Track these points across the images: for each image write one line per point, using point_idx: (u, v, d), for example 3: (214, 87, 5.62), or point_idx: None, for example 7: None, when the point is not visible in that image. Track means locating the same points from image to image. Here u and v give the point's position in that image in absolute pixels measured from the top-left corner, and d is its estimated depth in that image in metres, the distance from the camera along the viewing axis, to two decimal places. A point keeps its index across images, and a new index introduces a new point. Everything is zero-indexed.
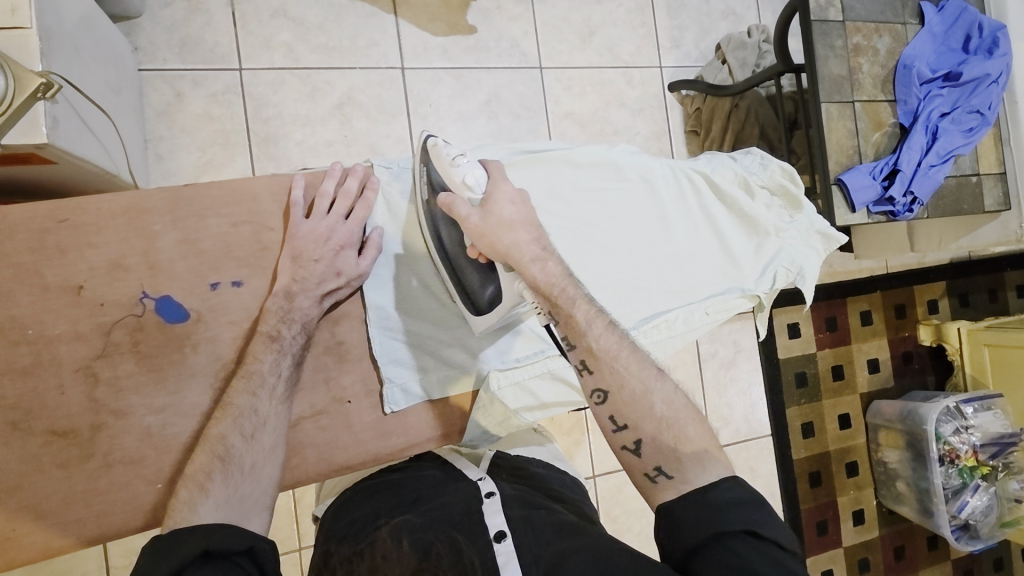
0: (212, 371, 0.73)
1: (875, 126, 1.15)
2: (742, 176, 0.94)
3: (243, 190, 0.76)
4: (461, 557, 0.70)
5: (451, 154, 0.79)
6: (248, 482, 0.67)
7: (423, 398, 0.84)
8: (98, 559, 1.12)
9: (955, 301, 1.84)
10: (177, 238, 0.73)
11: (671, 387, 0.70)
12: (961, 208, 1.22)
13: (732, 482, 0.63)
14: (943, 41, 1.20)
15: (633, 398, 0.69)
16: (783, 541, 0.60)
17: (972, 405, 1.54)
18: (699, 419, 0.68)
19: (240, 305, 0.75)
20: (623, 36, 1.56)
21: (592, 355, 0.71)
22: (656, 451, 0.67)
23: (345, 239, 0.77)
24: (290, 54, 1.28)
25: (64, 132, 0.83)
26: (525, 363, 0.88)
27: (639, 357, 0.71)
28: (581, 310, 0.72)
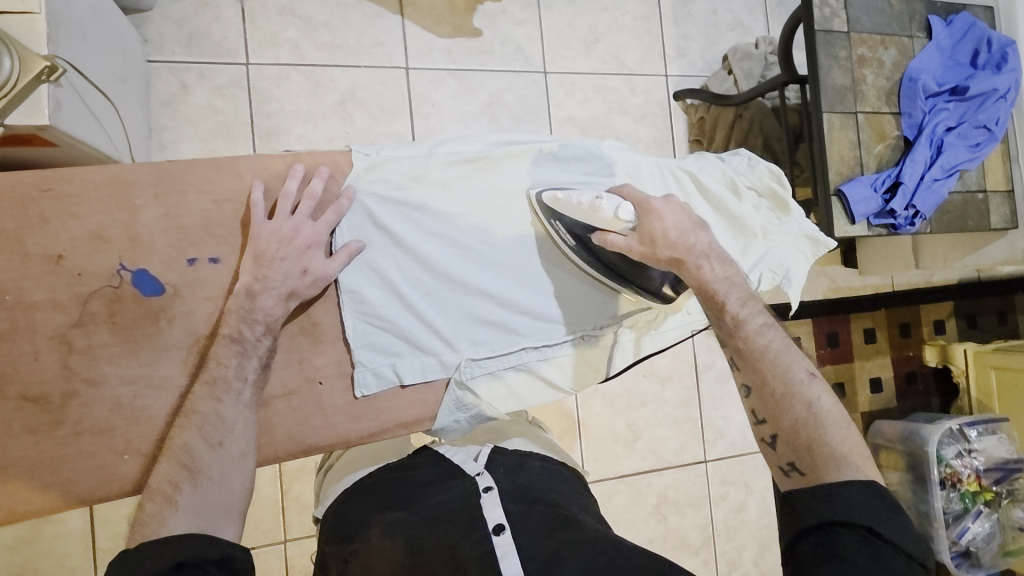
0: (184, 346, 0.73)
1: (878, 139, 1.14)
2: (730, 177, 0.92)
3: (226, 167, 0.75)
4: (452, 549, 0.69)
5: (585, 200, 0.79)
6: (217, 491, 0.66)
7: (396, 384, 0.83)
8: (84, 542, 1.12)
9: (962, 322, 1.81)
10: (159, 212, 0.72)
11: (824, 389, 0.74)
12: (965, 225, 1.19)
13: (867, 484, 0.64)
14: (951, 55, 1.18)
15: (773, 396, 0.74)
16: (905, 547, 0.61)
17: (975, 428, 1.50)
18: (849, 426, 0.72)
19: (217, 281, 0.74)
20: (629, 44, 1.56)
21: (741, 353, 0.77)
22: (788, 449, 0.72)
23: (313, 238, 0.75)
24: (295, 50, 1.29)
25: (66, 115, 0.83)
26: (501, 354, 0.86)
27: (793, 360, 0.76)
28: (742, 311, 0.78)
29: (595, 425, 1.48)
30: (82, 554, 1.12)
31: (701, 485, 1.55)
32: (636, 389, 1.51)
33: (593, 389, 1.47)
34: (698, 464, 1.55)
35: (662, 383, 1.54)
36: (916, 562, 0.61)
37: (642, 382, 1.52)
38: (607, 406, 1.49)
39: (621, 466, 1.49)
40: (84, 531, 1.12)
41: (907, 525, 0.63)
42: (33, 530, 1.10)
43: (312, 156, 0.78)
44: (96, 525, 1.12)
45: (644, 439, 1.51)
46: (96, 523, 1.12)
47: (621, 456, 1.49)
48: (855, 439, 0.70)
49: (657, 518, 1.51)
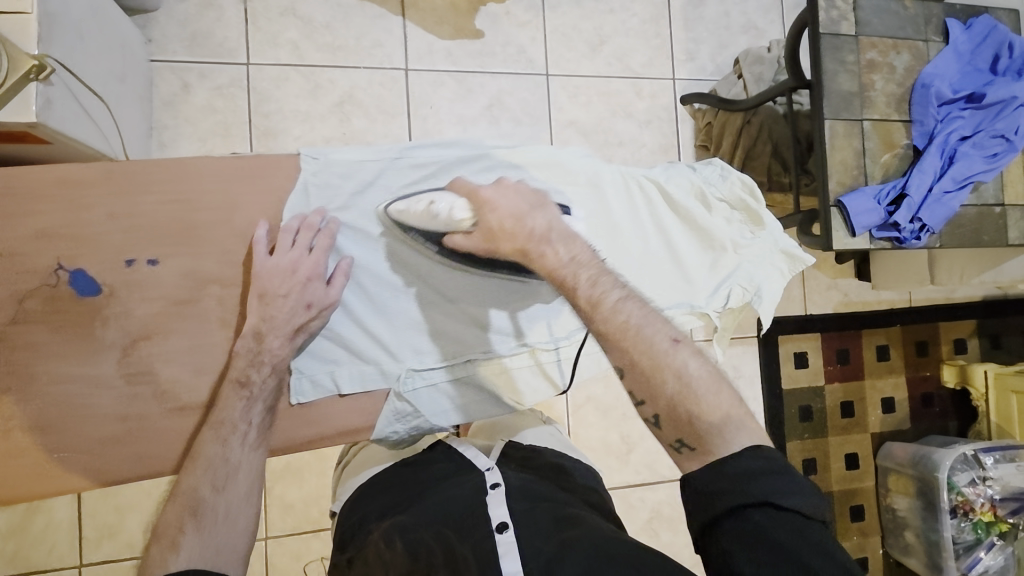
0: (120, 347, 0.70)
1: (885, 147, 1.08)
2: (699, 188, 0.89)
3: (174, 167, 0.72)
4: (453, 554, 0.68)
5: (420, 207, 0.73)
6: (222, 534, 0.68)
7: (334, 393, 0.77)
8: (72, 529, 1.16)
9: (986, 342, 1.72)
10: (106, 212, 0.69)
11: (693, 352, 0.68)
12: (979, 240, 1.13)
13: (755, 451, 0.61)
14: (969, 61, 1.12)
15: (646, 377, 0.67)
16: (805, 509, 0.58)
17: (991, 455, 1.41)
18: (724, 385, 0.66)
19: (159, 283, 0.71)
20: (635, 47, 1.53)
21: (603, 340, 0.68)
22: (671, 426, 0.66)
23: (313, 270, 0.72)
24: (296, 51, 1.31)
25: (57, 112, 0.85)
26: (446, 365, 0.81)
27: (661, 330, 0.68)
28: (595, 291, 0.70)
29: (587, 434, 1.45)
30: (70, 540, 1.15)
31: None
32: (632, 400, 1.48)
33: (586, 398, 1.45)
34: None
35: None
36: (817, 520, 0.59)
37: None
38: (601, 417, 1.46)
39: (612, 478, 1.46)
40: (72, 520, 1.16)
41: (803, 481, 0.61)
42: (25, 517, 1.14)
43: (264, 160, 0.75)
44: (83, 517, 1.16)
45: (639, 452, 1.47)
46: (84, 514, 1.16)
47: (613, 467, 1.46)
48: (732, 400, 0.65)
49: (648, 533, 1.47)
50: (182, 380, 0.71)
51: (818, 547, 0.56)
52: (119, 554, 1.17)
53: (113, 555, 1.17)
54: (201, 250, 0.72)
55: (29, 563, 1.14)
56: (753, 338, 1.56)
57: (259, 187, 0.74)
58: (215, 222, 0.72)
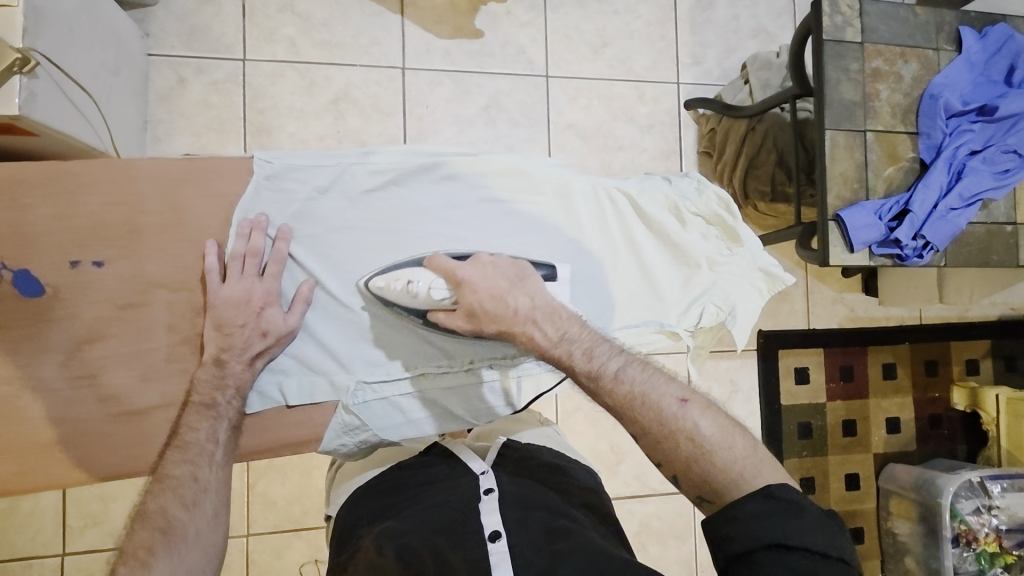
0: (64, 349, 0.69)
1: (889, 160, 1.04)
2: (674, 201, 0.87)
3: (122, 168, 0.71)
4: (445, 563, 0.65)
5: (398, 285, 0.74)
6: (192, 552, 0.66)
7: (282, 404, 0.77)
8: (56, 518, 1.16)
9: (1000, 363, 1.65)
10: (48, 212, 0.69)
11: (704, 404, 0.68)
12: (987, 259, 1.08)
13: (760, 493, 0.60)
14: (983, 71, 1.07)
15: (658, 442, 0.67)
16: (819, 547, 0.57)
17: (999, 483, 1.35)
18: (738, 432, 0.66)
19: (102, 286, 0.70)
20: (639, 49, 1.49)
21: (609, 409, 0.69)
22: (689, 484, 0.66)
23: (265, 297, 0.72)
24: (292, 47, 1.30)
25: (41, 104, 0.85)
26: (397, 379, 0.79)
27: (667, 388, 0.69)
28: (591, 366, 0.70)
29: (576, 443, 1.42)
30: (54, 528, 1.16)
31: (687, 517, 1.47)
32: None
33: (576, 407, 1.42)
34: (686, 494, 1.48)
35: None
36: (835, 558, 0.57)
37: None
38: (592, 426, 1.43)
39: None
40: (57, 508, 1.17)
41: (821, 519, 0.59)
42: (10, 504, 1.15)
43: (212, 164, 0.75)
44: (66, 506, 1.17)
45: (629, 464, 1.44)
46: (68, 503, 1.17)
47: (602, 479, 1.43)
48: (747, 448, 0.65)
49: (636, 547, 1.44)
50: (124, 385, 0.71)
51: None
52: (101, 544, 1.18)
53: (96, 545, 1.18)
54: (148, 253, 0.71)
55: (13, 550, 1.15)
56: (752, 351, 1.51)
57: (208, 190, 0.74)
58: (161, 225, 0.72)
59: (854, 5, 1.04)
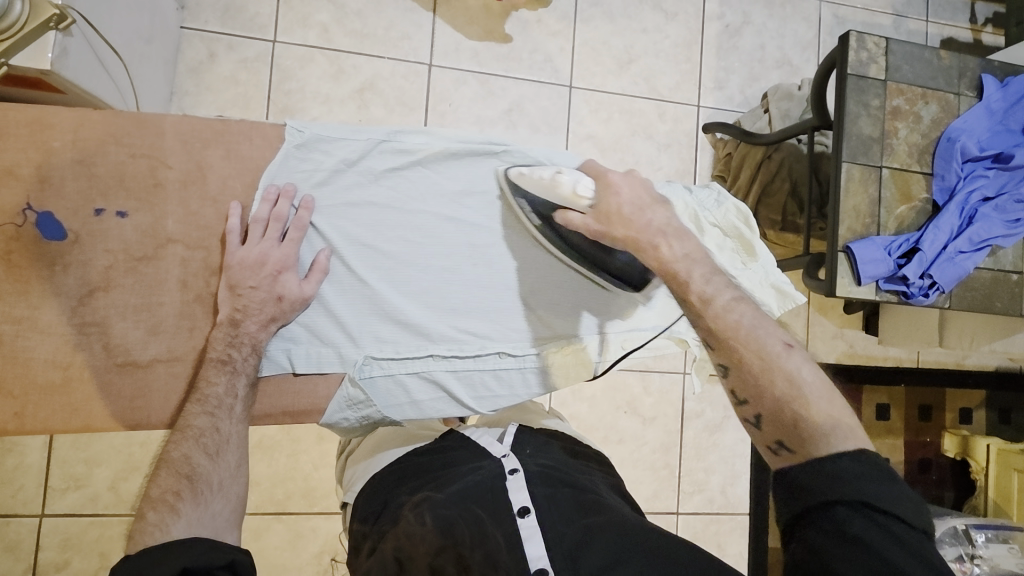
0: (76, 295, 0.69)
1: (902, 199, 1.05)
2: (692, 210, 0.88)
3: (150, 123, 0.72)
4: (484, 534, 0.66)
5: (546, 175, 0.78)
6: (218, 500, 0.67)
7: (288, 371, 0.77)
8: (40, 475, 1.16)
9: (994, 415, 1.66)
10: (73, 157, 0.69)
11: (806, 357, 0.65)
12: (991, 306, 1.08)
13: (857, 453, 0.57)
14: (1001, 120, 1.08)
15: (753, 373, 0.64)
16: (909, 518, 0.53)
17: (982, 532, 1.36)
18: (837, 396, 0.62)
19: (120, 236, 0.70)
20: (663, 69, 1.51)
21: (710, 332, 0.67)
22: (773, 427, 0.63)
23: (282, 262, 0.73)
24: (324, 34, 1.32)
25: (73, 61, 0.86)
26: (405, 357, 0.80)
27: (767, 327, 0.67)
28: (707, 288, 0.69)
29: None
30: (36, 487, 1.16)
31: None
32: (615, 424, 1.45)
33: (569, 416, 1.42)
34: (669, 514, 1.47)
35: (644, 423, 1.46)
36: (920, 531, 0.53)
37: (623, 419, 1.45)
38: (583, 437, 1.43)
39: None
40: (43, 465, 1.16)
41: (911, 494, 0.55)
42: None
43: (239, 126, 0.75)
44: (51, 466, 1.17)
45: None
46: (54, 461, 1.17)
47: None
48: (844, 411, 0.61)
49: None
50: (132, 337, 0.71)
51: (918, 555, 0.50)
52: (82, 506, 1.17)
53: (76, 507, 1.17)
54: (169, 209, 0.72)
55: None
56: None
57: (233, 152, 0.75)
58: (185, 181, 0.73)
59: (880, 43, 1.05)
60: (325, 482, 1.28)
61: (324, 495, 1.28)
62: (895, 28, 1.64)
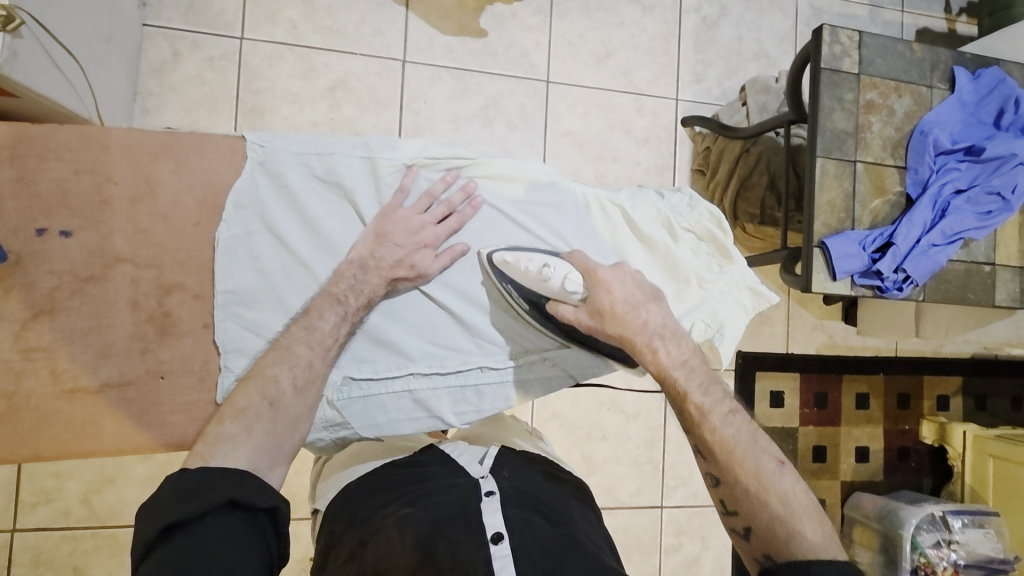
0: (19, 320, 0.67)
1: (877, 193, 1.05)
2: (665, 216, 0.89)
3: (94, 137, 0.69)
4: (460, 555, 0.64)
5: (533, 266, 0.79)
6: (285, 435, 0.69)
7: None
8: (7, 492, 1.13)
9: (970, 401, 1.68)
10: (11, 175, 0.66)
11: (796, 478, 0.72)
12: (965, 297, 1.09)
13: (835, 561, 0.65)
14: (973, 112, 1.09)
15: (745, 491, 0.71)
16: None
17: (960, 518, 1.38)
18: (822, 517, 0.70)
19: (65, 256, 0.68)
20: (641, 63, 1.50)
21: (706, 446, 0.73)
22: (761, 543, 0.70)
23: (432, 238, 0.79)
24: (293, 31, 1.29)
25: (22, 66, 0.82)
26: (383, 376, 0.80)
27: (760, 447, 0.73)
28: (706, 399, 0.74)
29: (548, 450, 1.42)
30: (4, 504, 1.13)
31: (653, 532, 1.48)
32: (598, 421, 1.45)
33: (552, 415, 1.41)
34: (653, 509, 1.48)
35: (627, 420, 1.47)
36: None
37: (606, 416, 1.45)
38: (566, 435, 1.42)
39: None
40: (9, 483, 1.13)
41: None
42: None
43: (189, 139, 0.74)
44: (19, 481, 1.14)
45: (600, 476, 1.44)
46: (21, 478, 1.14)
47: None
48: (829, 531, 0.69)
49: None
50: (81, 362, 0.69)
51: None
52: (53, 522, 1.15)
53: (48, 522, 1.15)
54: (118, 226, 0.70)
55: None
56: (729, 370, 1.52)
57: (183, 166, 0.73)
58: (133, 196, 0.70)
59: (854, 37, 1.05)
60: (304, 489, 1.26)
61: (304, 501, 1.26)
62: (871, 19, 1.64)
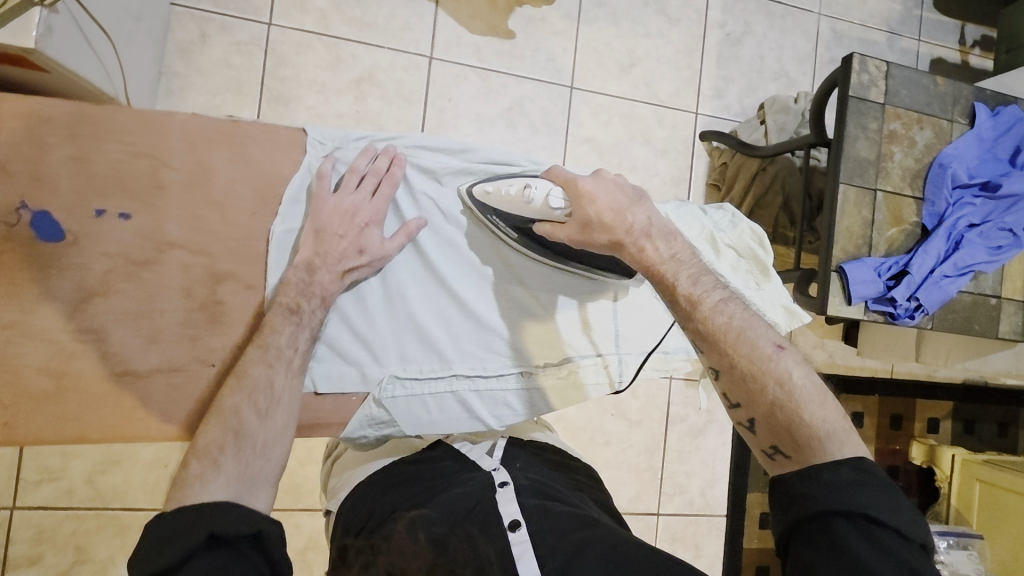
0: (71, 300, 0.66)
1: (893, 222, 1.08)
2: (709, 232, 0.89)
3: (155, 121, 0.69)
4: (477, 552, 0.66)
5: (514, 190, 0.79)
6: (258, 462, 0.65)
7: (310, 390, 0.78)
8: (11, 468, 1.12)
9: (958, 426, 1.73)
10: (69, 154, 0.66)
11: (801, 358, 0.67)
12: (969, 328, 1.12)
13: (855, 463, 0.59)
14: (990, 148, 1.12)
15: (743, 379, 0.66)
16: (907, 530, 0.56)
17: (944, 539, 1.44)
18: (831, 400, 0.64)
19: (120, 239, 0.67)
20: (664, 75, 1.51)
21: (699, 337, 0.68)
22: (767, 431, 0.65)
23: (371, 215, 0.76)
24: (322, 20, 1.28)
25: (58, 41, 0.81)
26: (427, 377, 0.82)
27: (758, 332, 0.67)
28: (695, 288, 0.69)
29: None
30: (7, 480, 1.12)
31: (649, 538, 1.50)
32: (602, 427, 1.46)
33: (557, 418, 1.43)
34: (650, 515, 1.50)
35: (630, 426, 1.49)
36: (917, 544, 0.56)
37: (610, 422, 1.47)
38: (570, 439, 1.44)
39: None
40: (14, 458, 1.12)
41: (908, 506, 0.58)
42: None
43: (248, 128, 0.74)
44: (24, 459, 1.13)
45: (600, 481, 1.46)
46: (26, 454, 1.13)
47: None
48: (835, 414, 0.64)
49: None
50: (131, 345, 0.69)
51: (911, 570, 0.53)
52: (57, 501, 1.14)
53: (50, 501, 1.14)
54: (173, 212, 0.69)
55: None
56: None
57: (241, 155, 0.73)
58: (189, 182, 0.70)
59: (882, 67, 1.07)
60: (311, 479, 1.27)
61: (309, 492, 1.27)
62: (889, 46, 1.67)
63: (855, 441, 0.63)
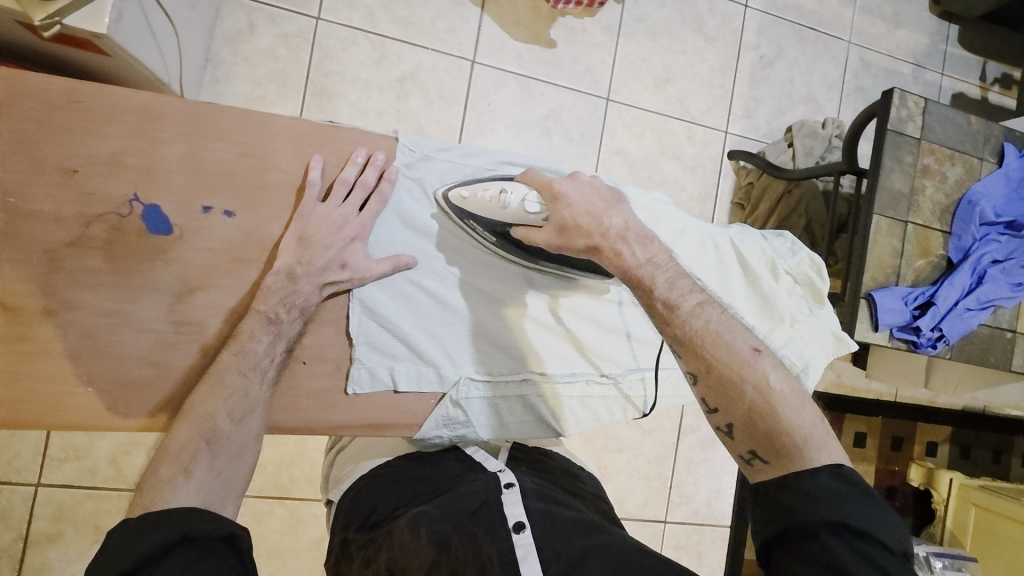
0: (174, 293, 0.68)
1: (921, 253, 1.11)
2: (771, 257, 0.94)
3: (261, 123, 0.71)
4: (478, 550, 0.67)
5: (490, 194, 0.77)
6: (231, 468, 0.64)
7: (389, 388, 0.79)
8: (37, 444, 1.13)
9: (955, 450, 1.79)
10: (182, 151, 0.68)
11: (776, 359, 0.64)
12: (985, 359, 1.16)
13: (835, 470, 0.56)
14: (1017, 187, 1.16)
15: (720, 384, 0.63)
16: (889, 541, 0.52)
17: (941, 560, 1.49)
18: (810, 403, 0.62)
19: (223, 235, 0.69)
20: (697, 92, 1.53)
21: (676, 340, 0.66)
22: (747, 437, 0.62)
23: (358, 230, 0.74)
24: (369, 17, 1.29)
25: (126, 27, 0.81)
26: (498, 379, 0.83)
27: (735, 334, 0.65)
28: (671, 291, 0.68)
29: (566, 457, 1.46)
30: (32, 456, 1.12)
31: (655, 544, 1.53)
32: (615, 434, 1.49)
33: None
34: (657, 522, 1.54)
35: (642, 434, 1.52)
36: (904, 557, 0.52)
37: (624, 430, 1.50)
38: (584, 445, 1.47)
39: None
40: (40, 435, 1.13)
41: (894, 517, 0.54)
42: None
43: (350, 135, 0.75)
44: (51, 436, 1.13)
45: (611, 486, 1.49)
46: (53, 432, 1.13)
47: None
48: (816, 417, 0.61)
49: None
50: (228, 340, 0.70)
51: None
52: (79, 479, 1.14)
53: (73, 479, 1.14)
54: (272, 212, 0.71)
55: None
56: None
57: (340, 160, 0.74)
58: (291, 184, 0.72)
59: (919, 104, 1.10)
60: None
61: None
62: (913, 78, 1.71)
63: (840, 449, 0.59)
